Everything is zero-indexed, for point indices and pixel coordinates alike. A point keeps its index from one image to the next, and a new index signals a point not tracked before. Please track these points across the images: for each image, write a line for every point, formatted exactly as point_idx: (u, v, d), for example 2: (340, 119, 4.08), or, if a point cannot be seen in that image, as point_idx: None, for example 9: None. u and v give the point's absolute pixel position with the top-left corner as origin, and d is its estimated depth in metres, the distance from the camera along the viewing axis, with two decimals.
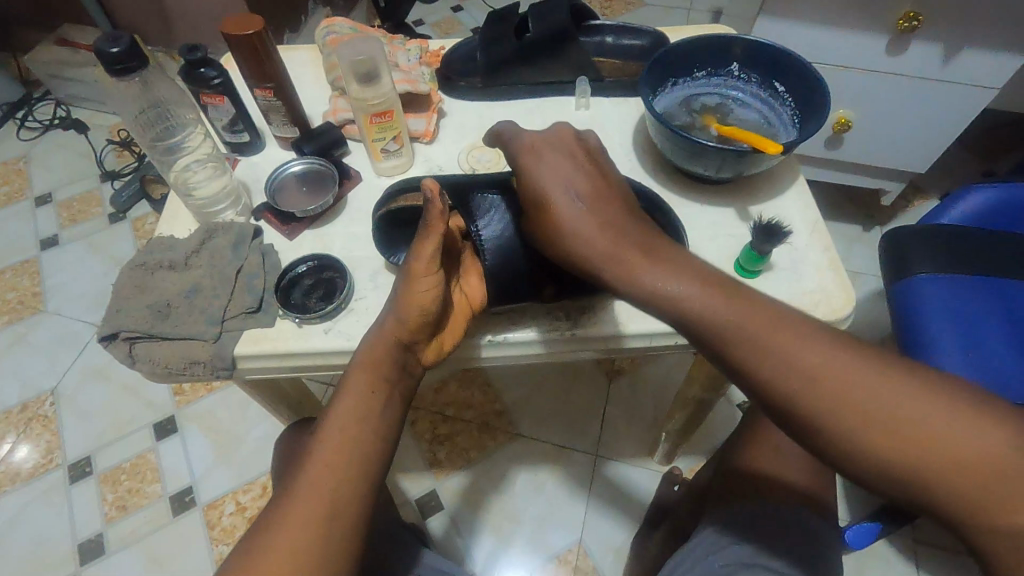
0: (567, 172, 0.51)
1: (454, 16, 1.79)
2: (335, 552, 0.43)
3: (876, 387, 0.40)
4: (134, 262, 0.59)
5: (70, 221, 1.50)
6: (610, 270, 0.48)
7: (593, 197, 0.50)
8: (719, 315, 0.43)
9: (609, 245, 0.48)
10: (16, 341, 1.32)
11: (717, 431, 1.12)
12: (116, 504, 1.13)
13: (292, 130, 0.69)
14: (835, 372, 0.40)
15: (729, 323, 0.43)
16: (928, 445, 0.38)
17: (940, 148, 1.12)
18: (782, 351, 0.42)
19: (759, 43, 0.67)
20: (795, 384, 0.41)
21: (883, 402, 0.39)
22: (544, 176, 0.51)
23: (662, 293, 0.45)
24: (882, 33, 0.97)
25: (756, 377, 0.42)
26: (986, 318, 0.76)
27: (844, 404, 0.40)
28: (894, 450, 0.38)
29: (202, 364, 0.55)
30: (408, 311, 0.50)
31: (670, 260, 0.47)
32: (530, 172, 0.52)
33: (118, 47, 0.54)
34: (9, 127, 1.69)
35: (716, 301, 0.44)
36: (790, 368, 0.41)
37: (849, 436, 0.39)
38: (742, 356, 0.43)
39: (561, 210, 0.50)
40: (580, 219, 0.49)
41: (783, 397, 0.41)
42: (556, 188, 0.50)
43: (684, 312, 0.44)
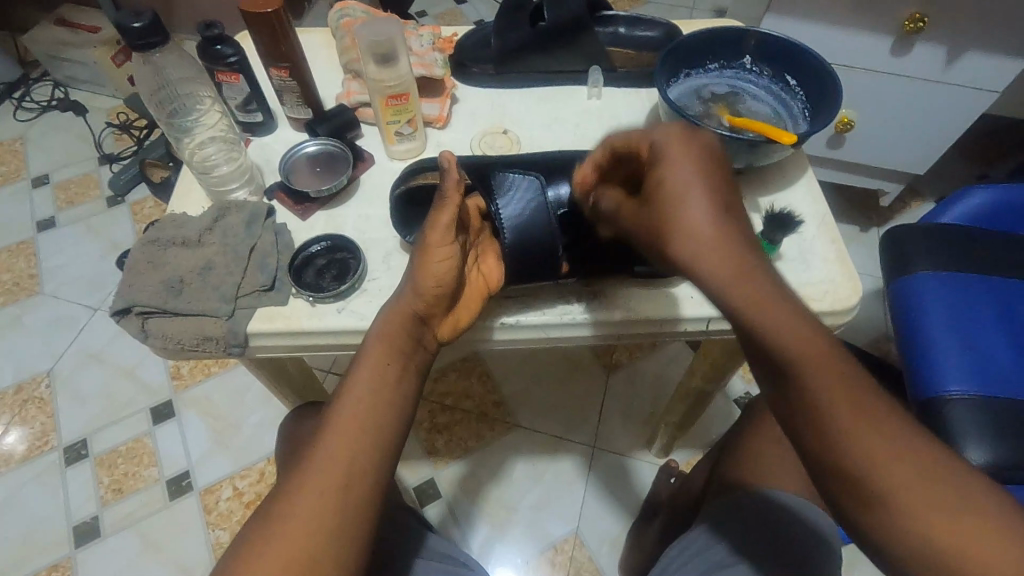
0: (702, 175, 0.44)
1: (458, 8, 1.79)
2: (351, 521, 0.43)
3: (938, 482, 0.36)
4: (147, 239, 0.59)
5: (68, 203, 1.49)
6: (728, 291, 0.41)
7: (724, 210, 0.43)
8: (827, 362, 0.39)
9: (735, 266, 0.41)
10: (11, 323, 1.31)
11: (714, 426, 1.13)
12: (112, 487, 1.12)
13: (306, 111, 0.69)
14: (900, 454, 0.37)
15: (813, 361, 0.39)
16: (974, 553, 0.34)
17: (939, 150, 1.14)
18: (876, 415, 0.38)
19: (772, 37, 0.68)
20: (879, 449, 0.37)
21: (958, 504, 0.36)
22: (681, 179, 0.44)
23: (759, 318, 0.40)
24: (887, 34, 0.98)
25: (835, 433, 0.38)
26: (985, 315, 0.77)
27: (917, 487, 0.36)
28: (942, 544, 0.35)
29: (215, 341, 0.56)
30: (424, 282, 0.51)
31: (778, 283, 0.41)
32: (673, 163, 0.44)
33: (142, 21, 0.54)
34: (6, 108, 1.67)
35: (819, 340, 0.39)
36: (869, 428, 0.37)
37: (903, 516, 0.36)
38: (828, 411, 0.38)
39: (690, 218, 0.43)
40: (709, 229, 0.42)
41: (852, 457, 0.37)
42: (694, 195, 0.43)
43: (787, 352, 0.39)
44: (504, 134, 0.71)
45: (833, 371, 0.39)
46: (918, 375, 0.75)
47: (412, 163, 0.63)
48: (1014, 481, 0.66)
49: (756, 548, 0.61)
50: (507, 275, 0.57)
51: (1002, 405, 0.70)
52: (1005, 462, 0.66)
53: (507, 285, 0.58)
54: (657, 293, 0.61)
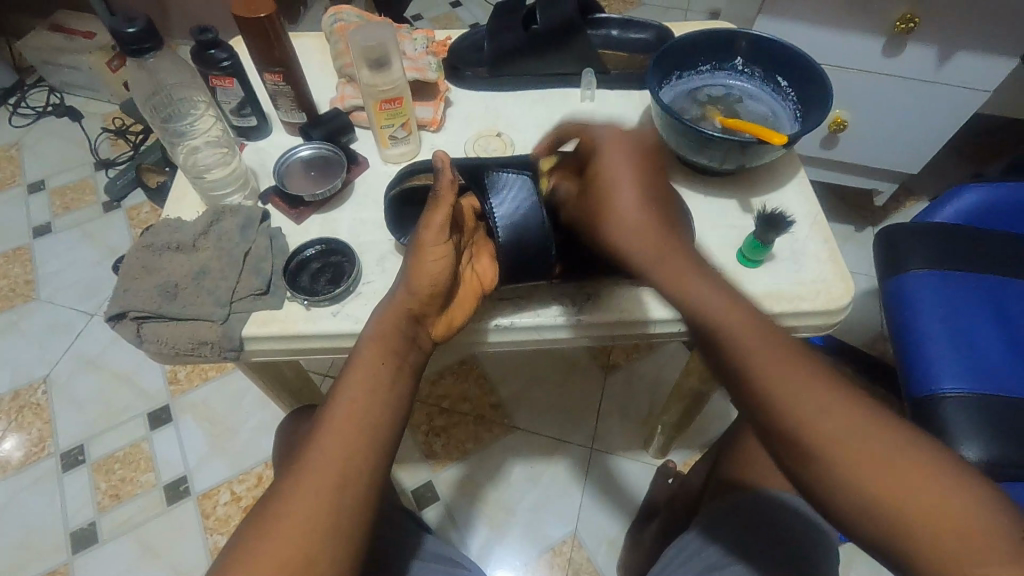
0: (633, 172, 0.53)
1: (454, 11, 1.80)
2: (346, 522, 0.43)
3: (860, 429, 0.41)
4: (142, 243, 0.59)
5: (64, 209, 1.48)
6: (653, 272, 0.51)
7: (651, 201, 0.52)
8: (741, 324, 0.47)
9: (655, 245, 0.51)
10: (7, 329, 1.31)
11: (711, 425, 1.13)
12: (109, 493, 1.12)
13: (300, 115, 0.69)
14: (820, 407, 0.43)
15: (737, 334, 0.47)
16: (891, 487, 0.39)
17: (932, 149, 1.14)
18: (789, 367, 0.45)
19: (763, 39, 0.68)
20: (791, 394, 0.44)
21: (862, 439, 0.41)
22: (615, 173, 0.52)
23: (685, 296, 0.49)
24: (878, 34, 0.99)
25: (754, 383, 0.45)
26: (978, 313, 0.77)
27: (828, 427, 0.42)
28: (851, 475, 0.40)
29: (210, 346, 0.56)
30: (418, 281, 0.51)
31: (703, 270, 0.51)
32: (609, 159, 0.53)
33: (135, 27, 0.54)
34: (2, 114, 1.67)
35: (741, 315, 0.47)
36: (779, 377, 0.44)
37: (817, 451, 0.42)
38: (746, 363, 0.46)
39: (619, 208, 0.52)
40: (634, 217, 0.52)
41: (771, 401, 0.44)
42: (625, 187, 0.52)
43: (705, 313, 0.48)
44: (497, 137, 0.71)
45: (748, 329, 0.47)
46: (912, 373, 0.75)
47: (407, 165, 0.63)
48: (1008, 477, 0.66)
49: (752, 547, 0.61)
50: (501, 275, 0.57)
51: (996, 402, 0.71)
52: (1000, 459, 0.67)
53: (501, 285, 0.58)
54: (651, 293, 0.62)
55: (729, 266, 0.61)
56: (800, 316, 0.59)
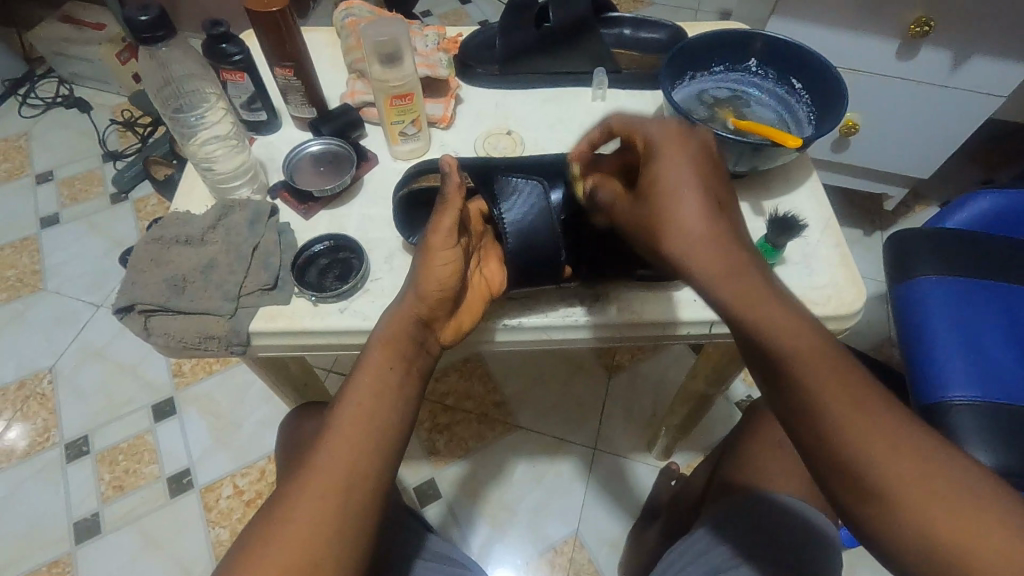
0: (696, 175, 0.46)
1: (463, 8, 1.79)
2: (353, 523, 0.43)
3: (933, 473, 0.39)
4: (150, 236, 0.59)
5: (72, 200, 1.49)
6: (719, 286, 0.43)
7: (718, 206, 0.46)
8: (813, 356, 0.42)
9: (725, 264, 0.43)
10: (14, 319, 1.32)
11: (714, 428, 1.12)
12: (113, 484, 1.12)
13: (310, 110, 0.69)
14: (890, 449, 0.40)
15: (807, 369, 0.42)
16: (968, 536, 0.37)
17: (944, 154, 1.13)
18: (866, 407, 0.41)
19: (778, 40, 0.67)
20: (867, 438, 0.40)
21: (934, 483, 0.38)
22: (675, 175, 0.46)
23: (757, 317, 0.43)
24: (893, 37, 0.98)
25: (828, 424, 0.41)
26: (988, 320, 0.77)
27: (908, 473, 0.39)
28: (931, 524, 0.38)
29: (217, 340, 0.56)
30: (427, 286, 0.51)
31: (776, 287, 0.44)
32: (665, 159, 0.47)
33: (148, 15, 0.54)
34: (11, 104, 1.67)
35: (808, 342, 0.42)
36: (854, 420, 0.40)
37: (894, 502, 0.39)
38: (819, 401, 0.41)
39: (683, 215, 0.45)
40: (700, 226, 0.44)
41: (847, 447, 0.40)
42: (688, 193, 0.45)
43: (776, 343, 0.42)
44: (507, 135, 0.71)
45: (819, 362, 0.42)
46: (921, 380, 0.74)
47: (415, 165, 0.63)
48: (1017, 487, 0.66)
49: (758, 551, 0.61)
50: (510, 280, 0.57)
51: (1005, 411, 0.70)
52: (1009, 468, 0.66)
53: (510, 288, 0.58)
54: (660, 295, 0.61)
55: None
56: None
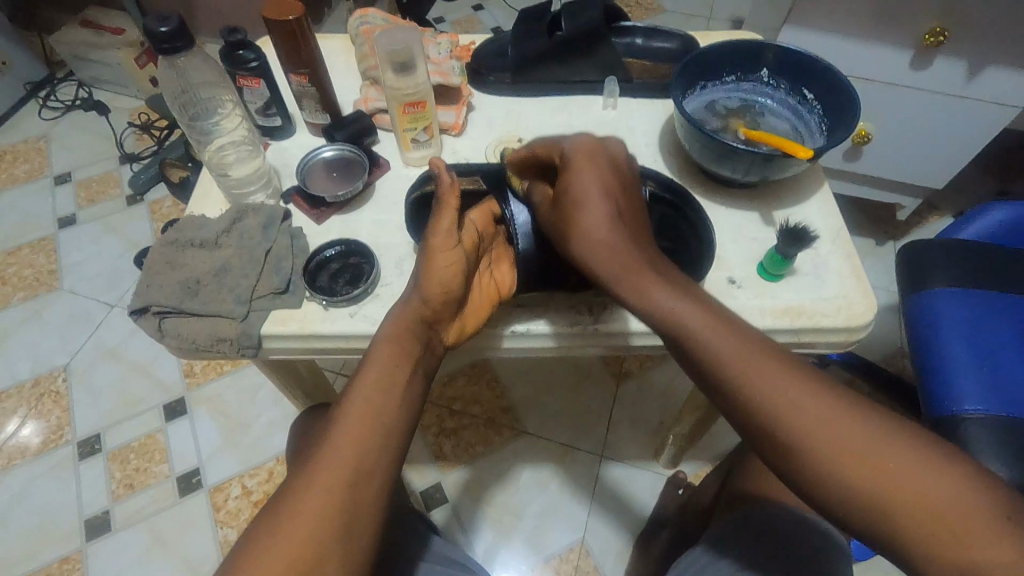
0: (600, 185, 0.54)
1: (476, 15, 1.81)
2: (355, 522, 0.43)
3: (855, 432, 0.42)
4: (166, 239, 0.60)
5: (89, 201, 1.51)
6: (619, 283, 0.50)
7: (620, 212, 0.53)
8: (720, 338, 0.46)
9: (623, 264, 0.51)
10: (30, 318, 1.34)
11: (722, 438, 1.12)
12: (124, 482, 1.14)
13: (324, 116, 0.70)
14: (807, 412, 0.43)
15: (717, 347, 0.46)
16: (895, 485, 0.40)
17: (959, 165, 1.12)
18: (772, 378, 0.44)
19: (791, 51, 0.67)
20: (774, 404, 0.44)
21: (857, 441, 0.41)
22: (584, 185, 0.53)
23: (663, 307, 0.48)
24: (907, 47, 0.97)
25: (747, 398, 0.44)
26: (1001, 333, 0.76)
27: (834, 436, 0.42)
28: (860, 482, 0.40)
29: (229, 343, 0.56)
30: (430, 288, 0.52)
31: (669, 277, 0.50)
32: (575, 173, 0.54)
33: (168, 26, 0.55)
34: (32, 106, 1.71)
35: (713, 322, 0.47)
36: (773, 391, 0.44)
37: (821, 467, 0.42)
38: (735, 382, 0.45)
39: (587, 219, 0.52)
40: (602, 231, 0.52)
41: (771, 420, 0.44)
42: (596, 202, 0.53)
43: (681, 324, 0.47)
44: (518, 142, 0.72)
45: (728, 340, 0.46)
46: (932, 393, 0.74)
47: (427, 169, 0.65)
48: None
49: (766, 561, 0.60)
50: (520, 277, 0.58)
51: (1017, 424, 0.69)
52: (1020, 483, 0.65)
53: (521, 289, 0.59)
54: None
55: (748, 279, 0.61)
56: (819, 333, 0.58)
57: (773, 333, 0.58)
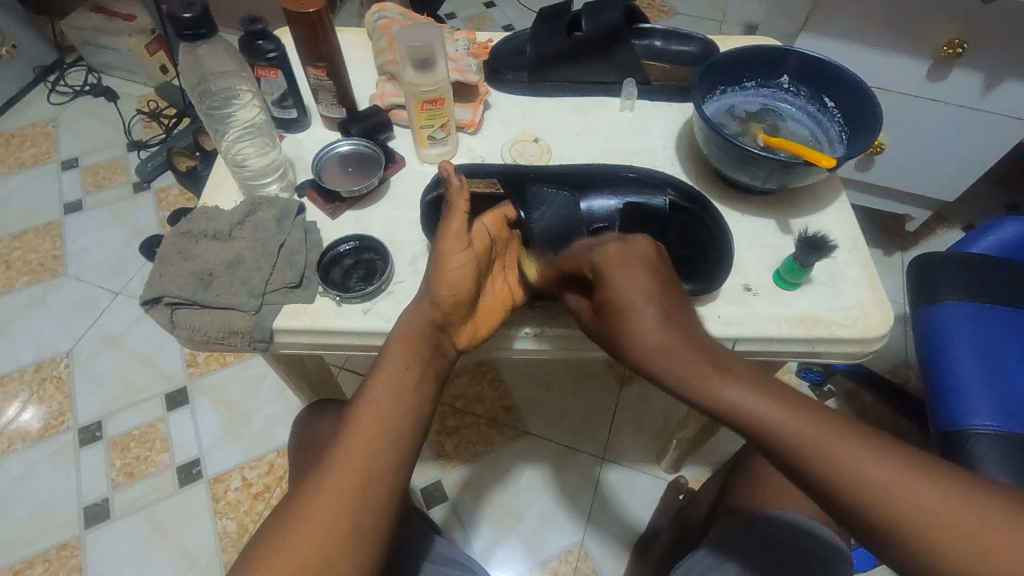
0: (642, 283, 0.50)
1: (488, 12, 1.80)
2: (366, 519, 0.43)
3: (977, 529, 0.37)
4: (179, 230, 0.60)
5: (95, 187, 1.51)
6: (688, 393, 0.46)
7: (667, 309, 0.49)
8: (802, 445, 0.42)
9: (687, 368, 0.47)
10: (35, 302, 1.34)
11: (725, 445, 1.11)
12: (124, 471, 1.14)
13: (340, 110, 0.69)
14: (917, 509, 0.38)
15: (800, 452, 0.42)
16: None
17: (971, 177, 1.12)
18: (870, 480, 0.40)
19: (812, 58, 0.67)
20: (880, 511, 0.39)
21: (984, 536, 0.37)
22: (625, 286, 0.49)
23: (738, 417, 0.44)
24: (925, 58, 0.97)
25: (841, 508, 0.41)
26: (1012, 348, 0.75)
27: (955, 545, 0.37)
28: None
29: (240, 336, 0.56)
30: (441, 291, 0.51)
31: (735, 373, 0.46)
32: (611, 280, 0.50)
33: (191, 12, 0.55)
34: (40, 90, 1.70)
35: (792, 427, 0.43)
36: (870, 504, 0.40)
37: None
38: (826, 494, 0.41)
39: (640, 320, 0.49)
40: (656, 330, 0.48)
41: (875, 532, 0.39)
42: (640, 302, 0.49)
43: (754, 429, 0.44)
44: (534, 142, 0.71)
45: (812, 452, 0.42)
46: (942, 407, 0.73)
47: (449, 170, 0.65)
48: None
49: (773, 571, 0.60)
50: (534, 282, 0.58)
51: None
52: None
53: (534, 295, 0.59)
54: None
55: (764, 287, 0.61)
56: (834, 344, 0.58)
57: (787, 342, 0.58)
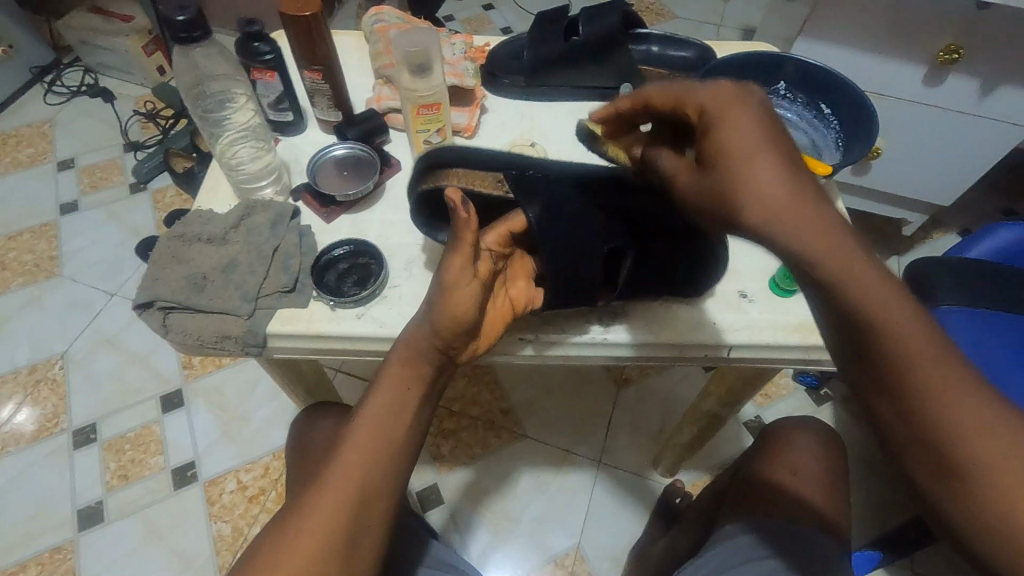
0: (766, 137, 0.39)
1: (486, 14, 1.80)
2: (365, 524, 0.44)
3: None
4: (173, 233, 0.60)
5: (92, 188, 1.50)
6: (813, 251, 0.36)
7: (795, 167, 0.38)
8: (908, 331, 0.35)
9: (817, 225, 0.36)
10: (30, 303, 1.33)
11: (722, 449, 1.11)
12: (118, 473, 1.13)
13: (336, 114, 0.69)
14: (987, 442, 0.34)
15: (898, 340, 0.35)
16: None
17: (968, 183, 1.12)
18: (952, 390, 0.34)
19: (810, 64, 0.66)
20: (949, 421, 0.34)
21: None
22: (739, 140, 0.39)
23: (861, 287, 0.35)
24: (921, 64, 0.97)
25: (923, 410, 0.35)
26: (1001, 356, 0.77)
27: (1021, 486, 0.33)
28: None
29: (233, 340, 0.56)
30: (443, 317, 0.49)
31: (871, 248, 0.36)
32: (725, 126, 0.40)
33: (185, 15, 0.55)
34: (37, 91, 1.69)
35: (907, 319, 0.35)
36: (956, 404, 0.34)
37: (1002, 504, 0.33)
38: (913, 391, 0.35)
39: (756, 175, 0.38)
40: (775, 188, 0.37)
41: (943, 442, 0.34)
42: (759, 156, 0.38)
43: (870, 310, 0.35)
44: (531, 146, 0.70)
45: (921, 346, 0.35)
46: None
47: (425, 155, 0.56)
48: None
49: None
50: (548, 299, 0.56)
51: None
52: None
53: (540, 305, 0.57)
54: (679, 316, 0.62)
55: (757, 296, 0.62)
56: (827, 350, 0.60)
57: (783, 348, 0.60)
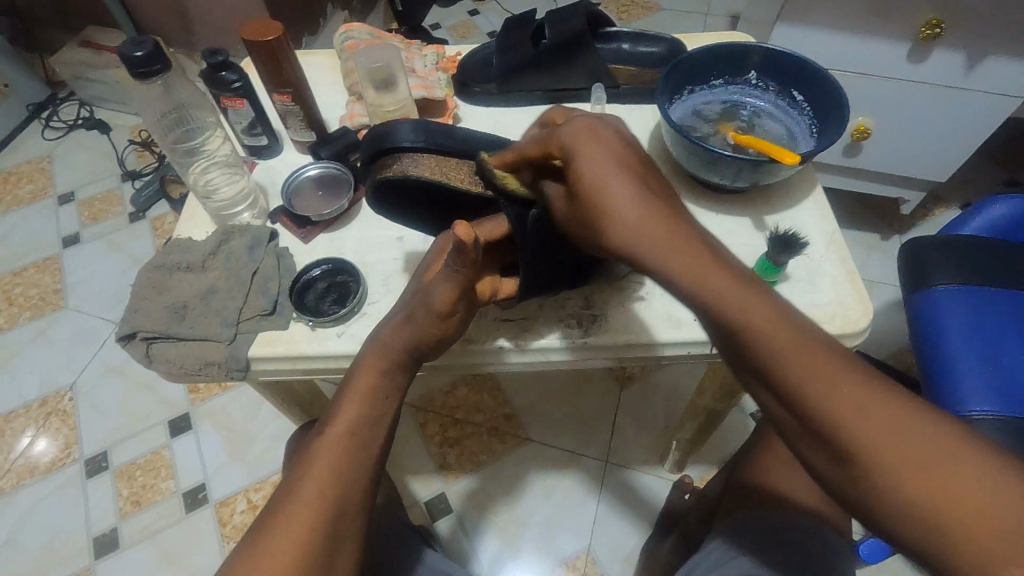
0: (618, 162, 0.44)
1: (471, 20, 1.80)
2: (344, 532, 0.43)
3: (900, 433, 0.33)
4: (154, 263, 0.61)
5: (92, 219, 1.53)
6: (666, 261, 0.40)
7: (645, 187, 0.43)
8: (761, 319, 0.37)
9: (669, 235, 0.41)
10: (36, 337, 1.35)
11: (727, 440, 1.10)
12: (131, 500, 1.14)
13: (309, 134, 0.70)
14: (853, 408, 0.34)
15: (757, 330, 0.37)
16: (960, 504, 0.31)
17: (962, 158, 1.10)
18: (814, 366, 0.35)
19: (777, 52, 0.66)
20: (816, 395, 0.35)
21: (903, 439, 0.33)
22: (596, 164, 0.44)
23: (708, 292, 0.38)
24: (903, 40, 0.96)
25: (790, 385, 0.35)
26: (1005, 330, 0.74)
27: (887, 444, 0.33)
28: (924, 503, 0.31)
29: (217, 366, 0.56)
30: (427, 330, 0.52)
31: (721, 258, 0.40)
32: (582, 155, 0.45)
33: (142, 50, 0.55)
34: (35, 127, 1.72)
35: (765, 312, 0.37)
36: (820, 383, 0.35)
37: (872, 471, 0.33)
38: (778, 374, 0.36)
39: (618, 197, 0.43)
40: (635, 206, 0.42)
41: (820, 422, 0.34)
42: (612, 178, 0.43)
43: (721, 309, 0.38)
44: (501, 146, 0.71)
45: (790, 342, 0.36)
46: (937, 393, 0.72)
47: (373, 139, 0.55)
48: None
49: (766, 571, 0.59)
50: (521, 290, 0.57)
51: None
52: None
53: (508, 287, 0.57)
54: (658, 315, 0.62)
55: None
56: None
57: None
